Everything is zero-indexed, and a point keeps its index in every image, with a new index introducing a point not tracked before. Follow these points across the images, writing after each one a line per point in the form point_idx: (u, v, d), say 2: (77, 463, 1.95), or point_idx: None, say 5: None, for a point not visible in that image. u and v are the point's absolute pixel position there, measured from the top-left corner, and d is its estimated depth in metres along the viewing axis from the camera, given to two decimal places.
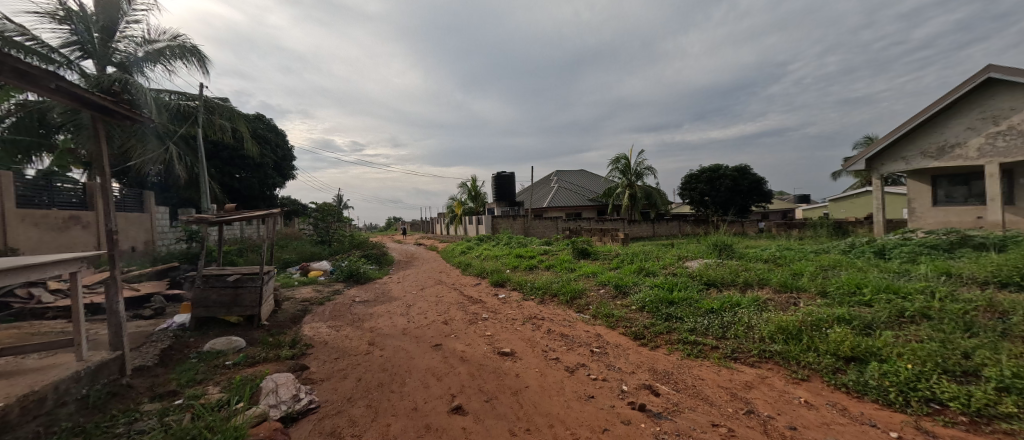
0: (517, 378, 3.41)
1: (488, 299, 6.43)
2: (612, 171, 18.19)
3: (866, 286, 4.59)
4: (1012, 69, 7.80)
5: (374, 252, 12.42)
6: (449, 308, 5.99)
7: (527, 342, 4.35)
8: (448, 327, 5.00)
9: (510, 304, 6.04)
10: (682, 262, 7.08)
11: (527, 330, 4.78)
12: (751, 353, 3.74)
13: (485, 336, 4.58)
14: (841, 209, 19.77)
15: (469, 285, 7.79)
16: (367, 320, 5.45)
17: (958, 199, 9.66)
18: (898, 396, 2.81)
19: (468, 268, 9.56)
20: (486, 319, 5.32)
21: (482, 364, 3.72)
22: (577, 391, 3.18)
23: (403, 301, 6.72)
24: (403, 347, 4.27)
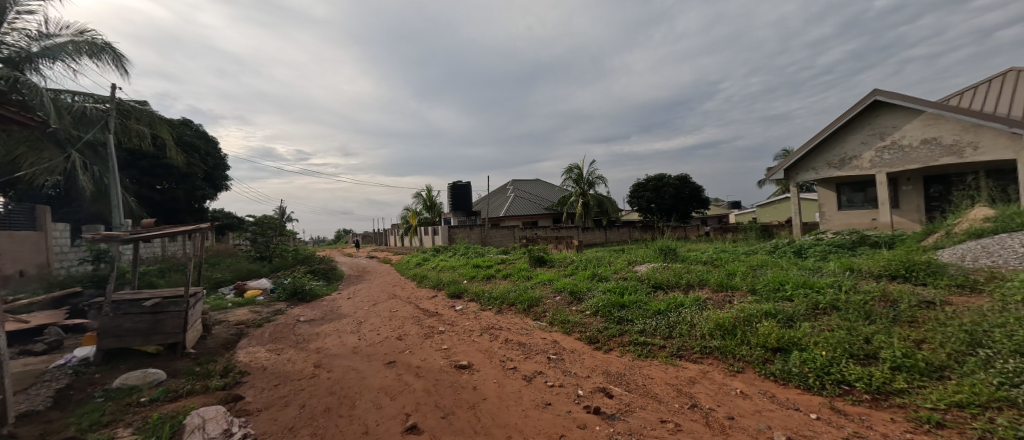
0: (475, 391, 3.41)
1: (444, 312, 6.35)
2: (566, 180, 18.74)
3: (788, 283, 5.13)
4: (893, 93, 9.15)
5: (322, 268, 11.80)
6: (403, 322, 5.84)
7: (484, 353, 4.36)
8: (403, 343, 4.87)
9: (467, 316, 6.01)
10: (632, 267, 7.45)
11: (484, 341, 4.79)
12: (693, 349, 4.03)
13: (442, 350, 4.53)
14: (767, 213, 21.81)
15: (424, 298, 7.65)
16: (312, 341, 5.17)
17: (858, 203, 11.06)
18: (816, 381, 3.16)
19: (425, 280, 9.38)
20: (443, 332, 5.25)
21: (438, 379, 3.67)
22: (535, 399, 3.24)
23: (353, 318, 6.44)
24: (353, 367, 4.10)
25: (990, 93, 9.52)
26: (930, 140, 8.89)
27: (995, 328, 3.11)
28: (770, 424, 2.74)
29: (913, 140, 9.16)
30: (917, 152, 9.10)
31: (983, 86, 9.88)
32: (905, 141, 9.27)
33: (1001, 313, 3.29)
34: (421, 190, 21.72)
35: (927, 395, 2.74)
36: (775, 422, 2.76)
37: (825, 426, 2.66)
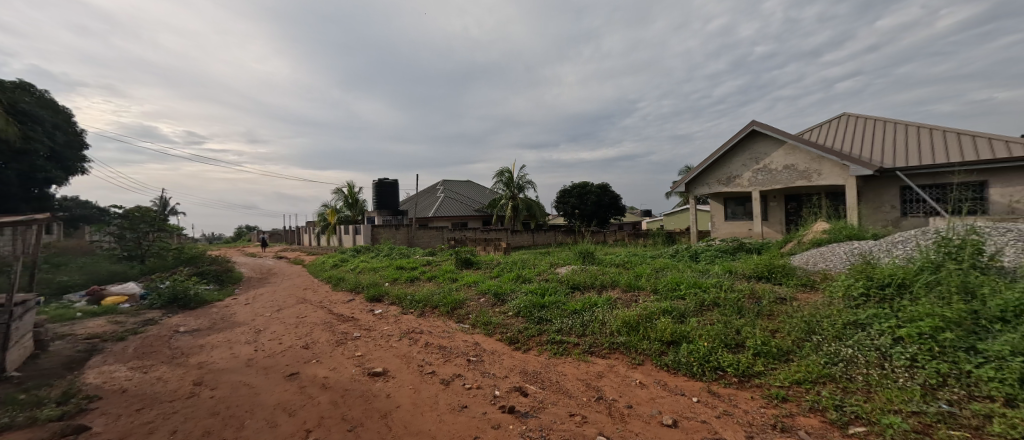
0: (387, 398, 3.28)
1: (361, 316, 5.98)
2: (496, 183, 18.90)
3: (683, 283, 5.78)
4: (766, 125, 10.84)
5: (214, 269, 10.37)
6: (311, 329, 5.38)
7: (401, 358, 4.20)
8: (309, 352, 4.48)
9: (385, 320, 5.73)
10: (554, 269, 7.76)
11: (401, 345, 4.62)
12: (602, 346, 4.33)
13: (354, 357, 4.27)
14: (671, 221, 24.35)
15: (338, 302, 7.12)
16: (193, 355, 4.50)
17: (739, 215, 12.85)
18: (698, 368, 3.60)
19: (341, 283, 8.73)
20: (357, 337, 4.95)
21: (346, 390, 3.45)
22: (451, 402, 3.22)
23: (249, 327, 5.76)
24: (245, 383, 3.66)
25: (832, 131, 11.79)
26: (790, 166, 10.70)
27: (825, 318, 3.85)
28: (661, 409, 3.06)
29: (778, 164, 10.94)
30: (780, 175, 10.88)
31: (828, 124, 12.20)
32: (773, 165, 11.02)
33: (830, 306, 4.08)
34: (342, 186, 20.26)
35: (778, 375, 3.28)
36: (665, 407, 3.08)
37: (704, 407, 3.04)
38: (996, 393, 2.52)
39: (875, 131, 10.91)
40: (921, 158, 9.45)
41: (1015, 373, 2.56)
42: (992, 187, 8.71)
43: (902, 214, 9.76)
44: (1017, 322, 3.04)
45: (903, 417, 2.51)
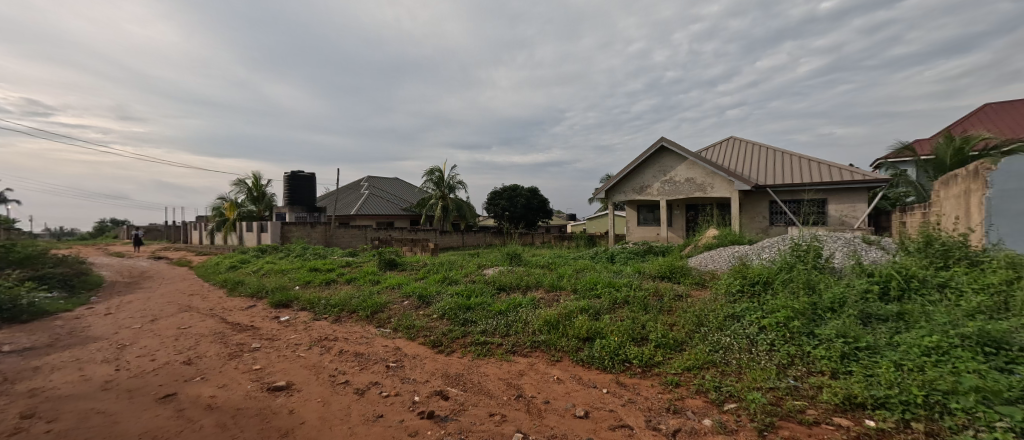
0: (290, 415, 3.05)
1: (263, 325, 5.44)
2: (426, 182, 18.44)
3: (599, 283, 6.23)
4: (672, 142, 12.08)
5: (54, 276, 8.50)
6: (197, 342, 4.77)
7: (309, 369, 3.92)
8: (193, 368, 3.98)
9: (293, 328, 5.30)
10: (481, 270, 7.81)
11: (311, 355, 4.32)
12: (525, 344, 4.50)
13: (251, 371, 3.89)
14: (594, 225, 25.93)
15: (234, 309, 6.40)
16: (23, 381, 3.73)
17: (649, 221, 14.12)
18: (610, 361, 3.91)
19: (239, 287, 7.82)
20: (257, 348, 4.52)
21: (240, 409, 3.14)
22: (364, 413, 3.09)
23: (110, 342, 4.93)
24: (99, 411, 3.13)
25: (725, 151, 13.55)
26: (690, 179, 12.05)
27: (711, 312, 4.43)
28: (575, 403, 3.27)
29: (682, 177, 12.25)
30: (683, 186, 12.20)
31: (722, 144, 13.99)
32: (678, 177, 12.31)
33: (716, 301, 4.71)
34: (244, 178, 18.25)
35: (673, 363, 3.69)
36: (578, 400, 3.30)
37: (612, 397, 3.32)
38: (827, 368, 3.13)
39: (757, 153, 12.76)
40: (790, 178, 11.27)
41: (838, 352, 3.22)
42: (831, 203, 10.71)
43: (770, 223, 11.55)
44: (842, 311, 3.83)
45: (764, 393, 3.01)
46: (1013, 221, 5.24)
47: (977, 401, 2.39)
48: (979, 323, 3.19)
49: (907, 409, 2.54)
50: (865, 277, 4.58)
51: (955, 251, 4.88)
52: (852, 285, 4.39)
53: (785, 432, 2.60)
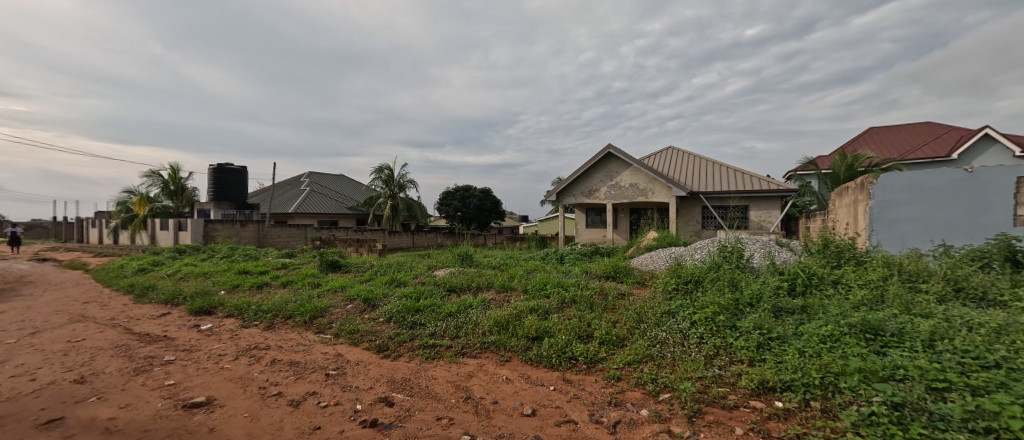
0: (211, 434, 2.76)
1: (179, 335, 4.81)
2: (374, 180, 17.78)
3: (548, 283, 6.39)
4: (618, 149, 12.69)
5: None
6: (93, 356, 4.15)
7: (236, 382, 3.54)
8: (87, 387, 3.42)
9: (216, 337, 4.71)
10: (431, 272, 7.71)
11: (237, 366, 3.87)
12: (475, 346, 4.52)
13: (164, 387, 3.40)
14: (545, 227, 26.50)
15: (142, 318, 5.70)
16: None
17: (597, 224, 14.69)
18: (557, 359, 4.04)
19: (150, 293, 6.99)
20: (171, 361, 3.99)
21: (149, 431, 2.74)
22: (300, 425, 2.94)
23: None
24: None
25: (665, 159, 14.46)
26: (634, 184, 12.74)
27: (650, 309, 4.74)
28: (523, 401, 3.35)
29: (626, 182, 12.90)
30: (627, 191, 12.86)
31: (662, 153, 14.93)
32: (623, 182, 12.96)
33: (653, 299, 5.04)
34: (158, 170, 16.52)
35: (615, 359, 3.90)
36: (526, 398, 3.39)
37: (559, 394, 3.44)
38: (745, 357, 3.48)
39: (692, 162, 13.79)
40: (720, 186, 12.30)
41: (755, 342, 3.60)
42: (752, 210, 11.83)
43: (702, 226, 12.51)
44: (759, 305, 4.28)
45: (693, 382, 3.28)
46: (887, 226, 6.21)
47: (860, 379, 2.80)
48: (863, 313, 3.75)
49: (808, 390, 2.92)
50: (778, 275, 5.16)
51: (845, 252, 5.65)
52: (766, 282, 4.92)
53: (710, 417, 2.85)
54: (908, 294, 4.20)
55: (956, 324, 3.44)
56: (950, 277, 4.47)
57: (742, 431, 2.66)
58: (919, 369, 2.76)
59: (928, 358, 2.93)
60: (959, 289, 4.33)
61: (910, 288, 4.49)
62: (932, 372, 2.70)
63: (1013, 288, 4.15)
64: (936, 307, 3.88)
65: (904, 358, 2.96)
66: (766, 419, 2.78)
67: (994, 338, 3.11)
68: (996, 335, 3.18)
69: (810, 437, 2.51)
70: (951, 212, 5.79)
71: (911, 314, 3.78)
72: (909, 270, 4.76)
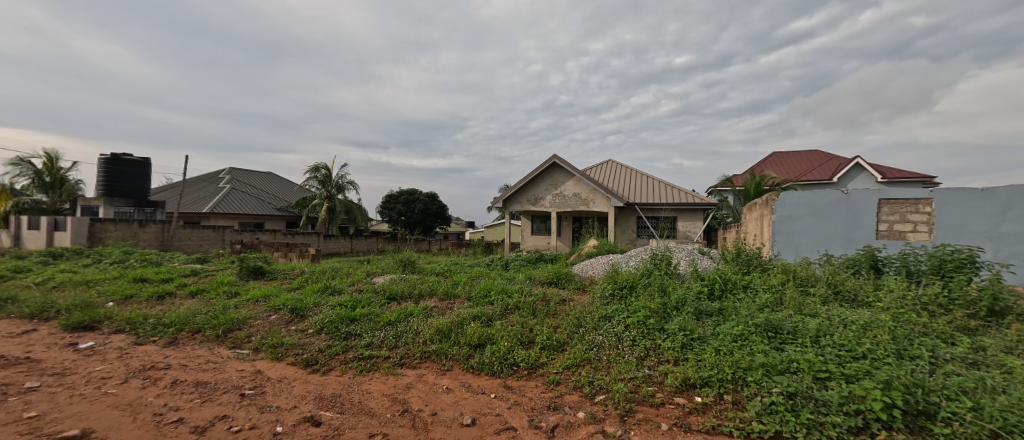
0: None
1: (50, 357, 4.03)
2: (308, 180, 16.58)
3: (492, 290, 6.31)
4: (562, 160, 13.04)
5: None
6: None
7: (123, 410, 3.03)
8: None
9: (100, 358, 4.02)
10: (370, 278, 7.28)
11: (126, 391, 3.33)
12: (414, 356, 4.31)
13: (22, 421, 2.81)
14: (491, 233, 26.50)
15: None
16: None
17: (541, 231, 14.93)
18: (499, 366, 3.96)
19: (11, 306, 5.81)
20: (34, 389, 3.32)
21: None
22: None
23: None
24: None
25: (606, 171, 15.11)
26: (577, 194, 13.16)
27: (589, 313, 4.85)
28: (463, 411, 3.24)
29: (570, 192, 13.29)
30: (571, 200, 13.24)
31: (603, 165, 15.59)
32: (567, 191, 13.32)
33: (592, 304, 5.17)
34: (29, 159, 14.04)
35: (555, 363, 3.91)
36: (466, 408, 3.27)
37: (499, 401, 3.37)
38: (671, 356, 3.68)
39: (630, 175, 14.55)
40: (655, 198, 13.11)
41: (680, 342, 3.82)
42: (681, 221, 12.71)
43: (637, 235, 13.23)
44: (683, 309, 4.56)
45: (626, 382, 3.38)
46: (784, 239, 7.10)
47: (762, 373, 3.10)
48: (766, 314, 4.15)
49: (722, 385, 3.16)
50: (699, 280, 5.55)
51: (754, 260, 6.24)
52: (691, 287, 5.28)
53: (640, 415, 2.97)
54: (801, 296, 4.74)
55: (835, 322, 3.92)
56: (831, 281, 5.14)
57: (667, 428, 2.81)
58: (808, 362, 3.10)
59: (814, 352, 3.30)
60: (838, 292, 4.97)
61: (802, 291, 5.07)
62: (817, 364, 3.07)
63: (875, 290, 4.85)
64: (821, 307, 4.41)
65: (798, 352, 3.31)
66: (687, 413, 2.97)
67: (861, 332, 3.62)
68: (863, 330, 3.68)
69: (723, 428, 2.75)
70: (830, 226, 6.77)
71: (804, 314, 4.26)
72: (802, 276, 5.38)
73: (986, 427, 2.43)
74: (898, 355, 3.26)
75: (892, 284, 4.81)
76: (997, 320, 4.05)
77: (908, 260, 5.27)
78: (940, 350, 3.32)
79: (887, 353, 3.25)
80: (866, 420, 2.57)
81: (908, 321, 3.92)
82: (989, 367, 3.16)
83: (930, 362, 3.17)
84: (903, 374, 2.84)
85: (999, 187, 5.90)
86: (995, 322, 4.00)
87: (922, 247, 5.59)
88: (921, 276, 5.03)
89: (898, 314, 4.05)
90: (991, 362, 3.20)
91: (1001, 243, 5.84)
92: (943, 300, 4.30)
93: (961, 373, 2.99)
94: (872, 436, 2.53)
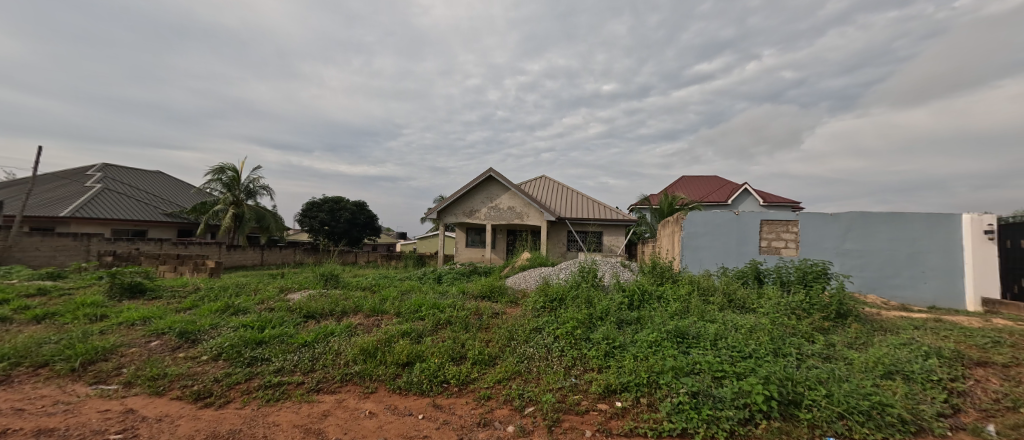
0: None
1: None
2: (210, 181, 14.70)
3: (424, 305, 6.00)
4: (498, 173, 13.12)
5: None
6: None
7: None
8: None
9: None
10: (284, 295, 6.52)
11: None
12: (334, 380, 3.89)
13: None
14: (425, 245, 25.77)
15: None
16: None
17: (476, 243, 14.78)
18: (428, 384, 3.72)
19: None
20: None
21: None
22: None
23: None
24: None
25: (539, 186, 15.50)
26: (512, 207, 13.30)
27: (520, 326, 4.82)
28: (387, 435, 2.96)
29: (505, 205, 13.38)
30: (506, 213, 13.33)
31: (536, 181, 15.97)
32: (502, 204, 13.40)
33: (523, 316, 5.15)
34: None
35: (486, 378, 3.77)
36: (391, 432, 3.00)
37: (427, 422, 3.15)
38: (595, 364, 3.75)
39: (561, 191, 15.08)
40: (584, 213, 13.71)
41: (603, 351, 3.92)
42: (607, 235, 13.41)
43: (568, 248, 13.69)
44: (607, 318, 4.73)
45: (554, 393, 3.37)
46: (690, 253, 7.84)
47: (672, 375, 3.29)
48: (676, 321, 4.44)
49: (639, 388, 3.28)
50: (621, 291, 5.81)
51: (667, 272, 6.70)
52: (613, 298, 5.50)
53: (566, 424, 2.97)
54: (703, 304, 5.18)
55: (728, 326, 4.30)
56: (725, 291, 5.69)
57: (590, 435, 2.83)
58: (709, 363, 3.35)
59: (712, 353, 3.58)
60: (731, 300, 5.51)
61: (703, 299, 5.54)
62: (716, 364, 3.32)
63: (758, 298, 5.45)
64: (719, 314, 4.84)
65: (701, 355, 3.57)
66: (608, 418, 3.03)
67: (747, 334, 4.01)
68: (749, 332, 4.08)
69: (639, 430, 2.84)
70: (728, 241, 7.57)
71: (705, 320, 4.64)
72: (704, 286, 5.88)
73: (836, 411, 2.82)
74: (774, 352, 3.65)
75: (770, 292, 5.45)
76: (841, 321, 4.81)
77: (781, 272, 6.03)
78: (805, 347, 3.79)
79: (767, 351, 3.63)
80: (752, 412, 2.83)
81: (783, 324, 4.45)
82: (838, 360, 3.65)
83: (797, 358, 3.60)
84: (778, 369, 3.18)
85: (844, 212, 6.97)
86: (841, 323, 4.74)
87: (791, 259, 6.42)
88: (790, 285, 5.74)
89: (775, 318, 4.58)
90: (839, 355, 3.71)
91: (845, 258, 6.94)
92: (807, 305, 4.97)
93: (818, 366, 3.42)
94: (755, 426, 2.79)
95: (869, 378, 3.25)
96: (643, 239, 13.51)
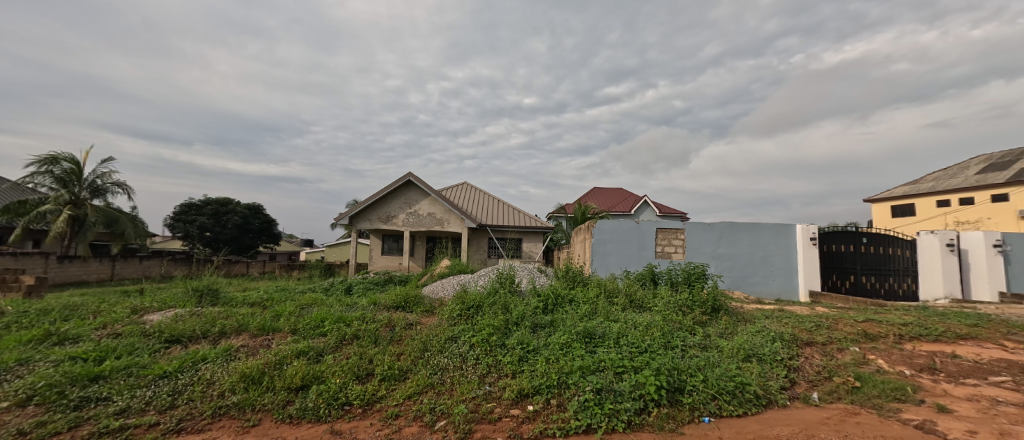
0: None
1: None
2: (36, 175, 11.74)
3: (327, 319, 5.41)
4: (417, 178, 12.64)
5: None
6: None
7: None
8: None
9: None
10: (138, 317, 5.33)
11: None
12: (200, 416, 3.24)
13: None
14: (335, 253, 23.78)
15: None
16: None
17: (393, 250, 14.00)
18: (326, 409, 3.29)
19: None
20: None
21: None
22: None
23: None
24: None
25: (459, 193, 15.27)
26: (432, 213, 12.89)
27: (435, 336, 4.58)
28: None
29: (424, 211, 12.92)
30: (424, 219, 12.86)
31: (456, 188, 15.70)
32: (422, 210, 12.91)
33: (439, 326, 4.92)
34: None
35: (395, 394, 3.47)
36: None
37: None
38: (510, 370, 3.70)
39: (481, 198, 15.05)
40: (503, 220, 13.81)
41: (517, 356, 3.89)
42: (526, 242, 13.69)
43: (488, 255, 13.70)
44: (522, 323, 4.72)
45: (467, 403, 3.22)
46: (599, 259, 8.30)
47: (579, 375, 3.36)
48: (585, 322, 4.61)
49: (549, 391, 3.29)
50: (536, 296, 5.88)
51: (578, 277, 6.98)
52: (528, 303, 5.54)
53: (478, 434, 2.84)
54: (607, 306, 5.47)
55: (628, 324, 4.58)
56: (627, 291, 6.09)
57: None
58: (611, 360, 3.49)
59: (615, 351, 3.76)
60: (632, 300, 5.92)
61: (609, 301, 5.88)
62: (617, 361, 3.48)
63: (653, 297, 5.94)
64: (621, 313, 5.14)
65: (606, 352, 3.72)
66: (520, 423, 2.97)
67: (643, 331, 4.29)
68: (645, 329, 4.38)
69: (548, 431, 2.82)
70: (631, 248, 8.19)
71: (608, 319, 4.90)
72: (610, 288, 6.24)
73: (710, 393, 3.13)
74: (664, 346, 3.97)
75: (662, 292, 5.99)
76: (715, 314, 5.44)
77: (671, 274, 6.68)
78: (688, 339, 4.18)
79: (658, 345, 3.93)
80: (646, 402, 3.03)
81: (672, 320, 4.88)
82: (712, 348, 4.09)
83: (682, 349, 3.96)
84: (667, 360, 3.45)
85: (718, 222, 8.01)
86: (715, 317, 5.37)
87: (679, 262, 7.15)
88: (678, 285, 6.36)
89: (666, 316, 5.01)
90: (713, 344, 4.16)
91: (720, 261, 7.96)
92: (691, 302, 5.52)
93: (698, 355, 3.79)
94: (649, 414, 2.98)
95: (735, 362, 3.69)
96: (559, 245, 14.05)
